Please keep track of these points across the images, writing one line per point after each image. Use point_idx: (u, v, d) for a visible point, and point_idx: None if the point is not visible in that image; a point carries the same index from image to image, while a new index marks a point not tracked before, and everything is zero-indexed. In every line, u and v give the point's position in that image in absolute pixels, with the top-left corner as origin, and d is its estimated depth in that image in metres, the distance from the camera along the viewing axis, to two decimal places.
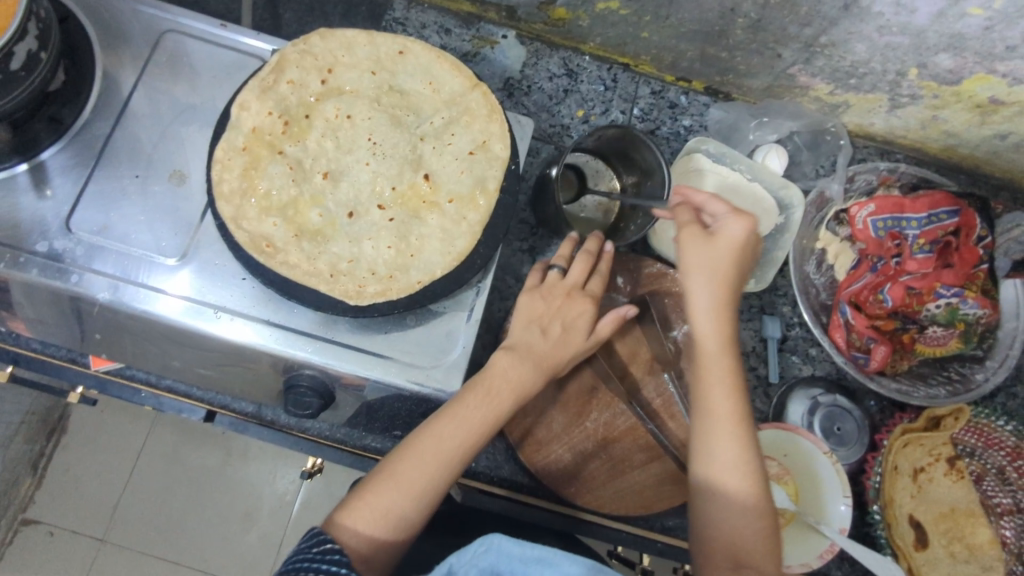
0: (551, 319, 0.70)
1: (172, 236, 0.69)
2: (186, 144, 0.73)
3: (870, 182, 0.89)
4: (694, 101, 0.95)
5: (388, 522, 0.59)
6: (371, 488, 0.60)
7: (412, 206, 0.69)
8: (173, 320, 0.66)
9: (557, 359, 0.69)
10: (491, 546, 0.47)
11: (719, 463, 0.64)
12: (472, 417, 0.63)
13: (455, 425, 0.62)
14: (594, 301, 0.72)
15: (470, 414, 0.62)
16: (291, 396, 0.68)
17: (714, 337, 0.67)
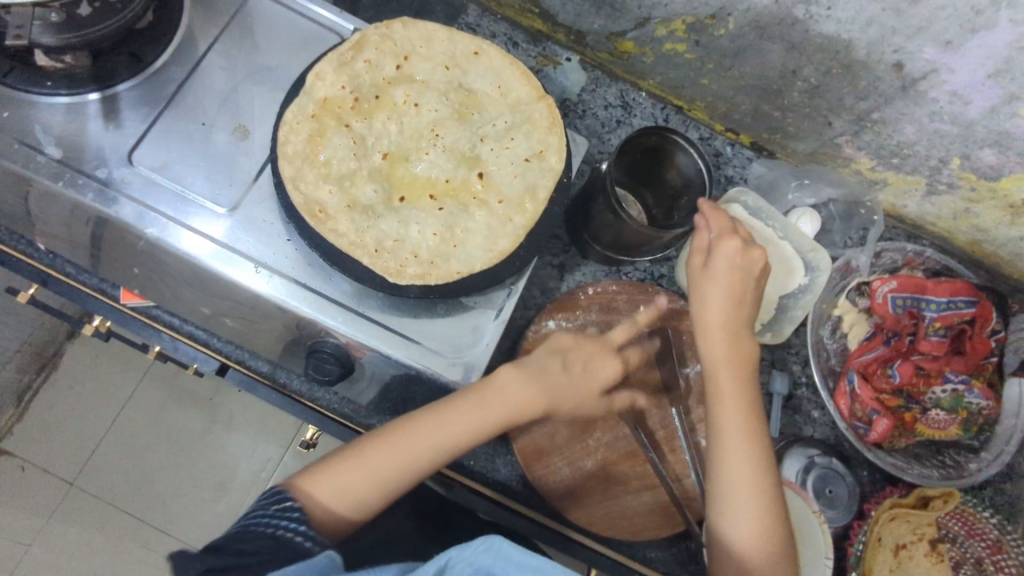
0: (573, 356, 0.73)
1: (226, 186, 0.70)
2: (255, 103, 0.74)
3: (895, 261, 0.91)
4: (739, 153, 0.98)
5: (340, 500, 0.63)
6: (340, 463, 0.64)
7: (461, 201, 0.71)
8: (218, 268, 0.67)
9: (569, 397, 0.72)
10: (492, 547, 0.50)
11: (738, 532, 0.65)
12: (457, 423, 0.66)
13: (437, 425, 0.66)
14: (621, 360, 0.73)
15: (456, 419, 0.66)
16: (313, 360, 0.69)
17: (732, 408, 0.69)
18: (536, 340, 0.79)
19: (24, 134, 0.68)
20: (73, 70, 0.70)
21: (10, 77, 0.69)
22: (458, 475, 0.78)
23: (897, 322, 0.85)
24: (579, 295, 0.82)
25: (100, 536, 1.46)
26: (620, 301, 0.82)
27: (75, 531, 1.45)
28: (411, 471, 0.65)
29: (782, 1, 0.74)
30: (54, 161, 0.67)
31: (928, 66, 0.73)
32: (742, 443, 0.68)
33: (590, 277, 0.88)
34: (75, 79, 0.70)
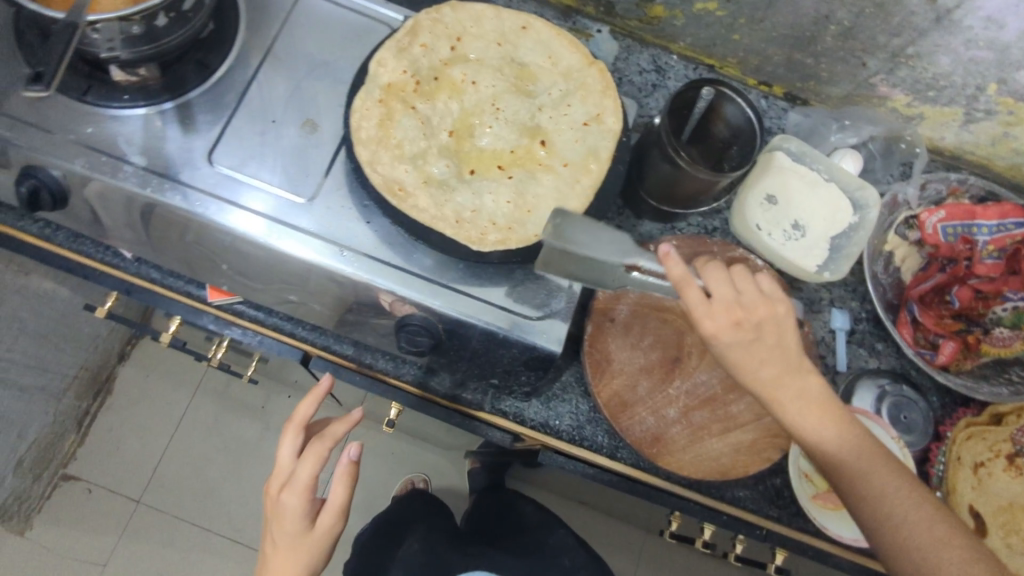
0: (635, 324, 0.81)
1: (303, 178, 0.73)
2: (318, 98, 0.77)
3: (940, 192, 0.94)
4: (774, 105, 1.01)
5: None
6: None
7: (529, 169, 0.74)
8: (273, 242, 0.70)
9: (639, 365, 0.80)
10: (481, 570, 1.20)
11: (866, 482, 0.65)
12: (299, 542, 0.79)
13: (284, 552, 0.79)
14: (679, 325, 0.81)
15: (289, 540, 0.79)
16: (404, 334, 0.72)
17: (779, 389, 0.66)
18: (608, 298, 0.81)
19: (108, 146, 0.71)
20: (146, 83, 0.74)
21: (90, 93, 0.72)
22: (546, 436, 0.81)
23: (947, 246, 0.89)
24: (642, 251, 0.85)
25: (171, 550, 1.52)
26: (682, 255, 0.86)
27: (146, 547, 1.52)
28: (308, 536, 0.79)
29: None
30: (141, 169, 0.71)
31: None
32: (809, 409, 0.66)
33: (647, 236, 0.92)
34: (149, 90, 0.73)
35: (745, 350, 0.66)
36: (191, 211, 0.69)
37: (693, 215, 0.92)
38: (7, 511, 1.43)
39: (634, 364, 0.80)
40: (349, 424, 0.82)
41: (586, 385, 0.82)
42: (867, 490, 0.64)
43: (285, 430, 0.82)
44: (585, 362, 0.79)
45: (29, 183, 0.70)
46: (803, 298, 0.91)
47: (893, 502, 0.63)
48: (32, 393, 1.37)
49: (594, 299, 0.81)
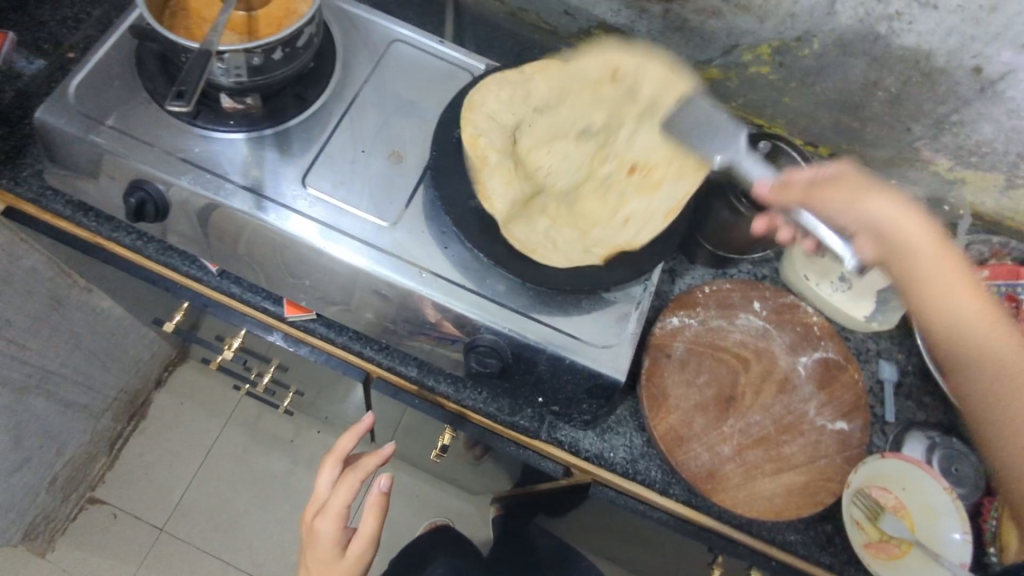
0: (691, 360, 0.84)
1: (386, 204, 0.78)
2: (404, 133, 0.83)
3: (983, 253, 0.98)
4: (818, 163, 1.06)
5: None
6: None
7: (601, 208, 0.79)
8: (320, 243, 0.74)
9: (694, 401, 0.82)
10: None
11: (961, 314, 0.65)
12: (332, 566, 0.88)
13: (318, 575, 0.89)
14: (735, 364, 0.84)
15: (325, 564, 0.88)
16: (474, 355, 0.75)
17: (954, 281, 0.66)
18: (663, 335, 0.84)
19: (211, 165, 0.77)
20: (250, 111, 0.80)
21: (199, 117, 0.78)
22: (599, 469, 0.82)
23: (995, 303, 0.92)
24: (697, 293, 0.88)
25: None
26: (735, 297, 0.89)
27: None
28: (339, 562, 0.88)
29: (866, 19, 0.83)
30: (240, 188, 0.76)
31: (1005, 67, 0.81)
32: (966, 288, 0.65)
33: (700, 280, 0.94)
34: (253, 118, 0.80)
35: (940, 259, 0.66)
36: (278, 225, 0.74)
37: (744, 262, 0.95)
38: (33, 531, 1.43)
39: (691, 400, 0.82)
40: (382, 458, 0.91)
41: (640, 420, 0.84)
42: None
43: (324, 460, 0.93)
44: (642, 396, 0.81)
45: (137, 196, 0.76)
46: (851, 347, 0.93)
47: (1003, 392, 0.63)
48: (76, 411, 1.39)
49: (651, 335, 0.84)
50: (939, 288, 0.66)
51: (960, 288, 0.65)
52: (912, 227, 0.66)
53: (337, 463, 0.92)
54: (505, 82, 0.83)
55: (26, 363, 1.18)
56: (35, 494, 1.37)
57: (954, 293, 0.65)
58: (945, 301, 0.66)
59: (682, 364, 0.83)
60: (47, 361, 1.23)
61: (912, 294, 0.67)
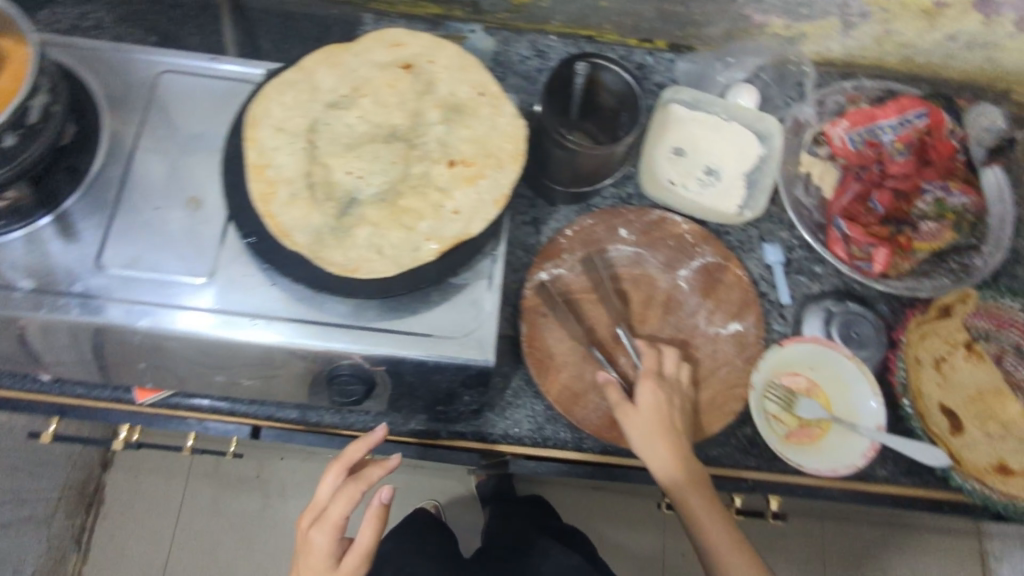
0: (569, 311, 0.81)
1: (198, 257, 0.72)
2: (197, 173, 0.75)
3: (840, 103, 0.93)
4: (660, 59, 0.99)
5: None
6: None
7: (424, 191, 0.72)
8: (167, 327, 0.68)
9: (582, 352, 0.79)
10: None
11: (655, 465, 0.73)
12: None
13: None
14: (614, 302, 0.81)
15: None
16: (336, 386, 0.71)
17: (671, 471, 0.73)
18: (536, 296, 0.81)
19: None
20: (18, 204, 0.71)
21: None
22: (509, 447, 0.80)
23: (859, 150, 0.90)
24: (559, 240, 0.84)
25: None
26: (600, 232, 0.85)
27: None
28: None
29: None
30: (31, 292, 0.68)
31: None
32: (668, 442, 0.73)
33: (565, 221, 0.90)
34: (22, 211, 0.71)
35: (666, 451, 0.73)
36: (84, 319, 0.67)
37: (605, 188, 0.91)
38: None
39: (578, 353, 0.79)
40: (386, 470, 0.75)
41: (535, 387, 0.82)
42: (705, 523, 0.71)
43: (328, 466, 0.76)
44: (528, 364, 0.79)
45: None
46: (732, 242, 0.90)
47: (719, 546, 0.72)
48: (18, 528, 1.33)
49: (522, 300, 0.81)
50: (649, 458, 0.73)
51: (667, 435, 0.73)
52: (651, 439, 0.73)
53: (340, 471, 0.75)
54: (284, 86, 0.75)
55: None
56: None
57: (652, 440, 0.73)
58: (656, 463, 0.73)
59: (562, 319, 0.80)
60: None
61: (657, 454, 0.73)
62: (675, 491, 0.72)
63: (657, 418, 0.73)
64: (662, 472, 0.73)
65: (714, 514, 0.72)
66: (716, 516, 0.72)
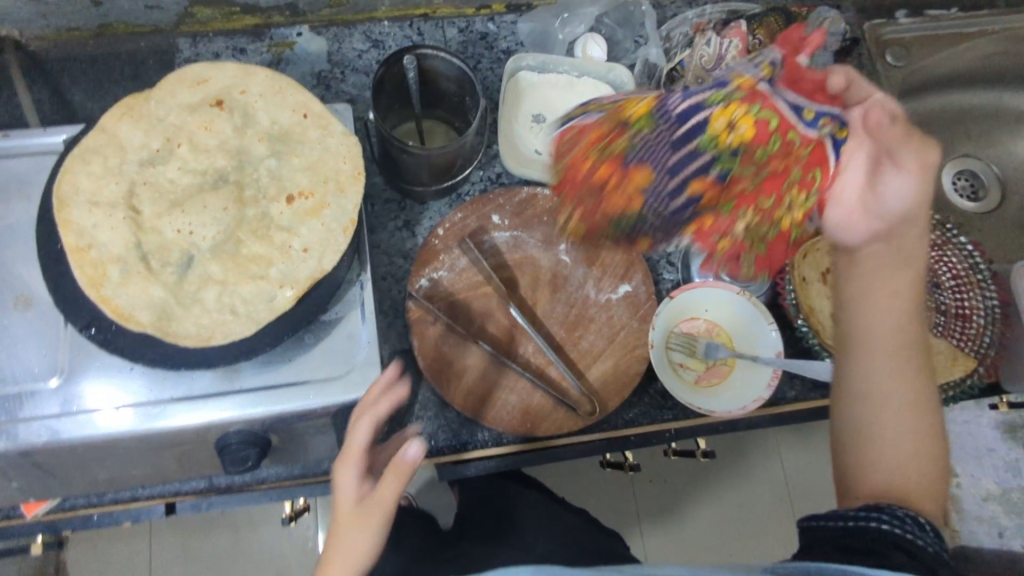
0: (459, 311, 0.79)
1: (43, 359, 0.67)
2: (19, 267, 0.69)
3: (685, 34, 0.91)
4: (502, 23, 0.95)
5: None
6: None
7: (268, 235, 0.68)
8: (31, 441, 0.64)
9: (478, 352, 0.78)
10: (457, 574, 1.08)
11: (877, 233, 0.68)
12: None
13: None
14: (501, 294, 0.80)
15: None
16: (226, 456, 0.68)
17: (882, 252, 0.68)
18: (420, 306, 0.79)
19: None
20: None
21: None
22: (430, 459, 0.80)
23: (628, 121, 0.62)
24: (433, 242, 0.81)
25: None
26: (472, 224, 0.82)
27: None
28: None
29: None
30: None
31: None
32: (888, 242, 0.68)
33: (438, 216, 0.87)
34: None
35: (888, 270, 0.68)
36: None
37: (471, 174, 0.87)
38: None
39: (474, 353, 0.78)
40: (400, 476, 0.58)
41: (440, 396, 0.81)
42: (867, 380, 0.67)
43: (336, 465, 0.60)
44: (427, 376, 0.77)
45: None
46: None
47: (875, 374, 0.67)
48: None
49: (409, 313, 0.79)
50: (864, 272, 0.69)
51: (895, 267, 0.68)
52: (890, 245, 0.68)
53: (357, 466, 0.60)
54: (86, 154, 0.68)
55: None
56: None
57: (880, 243, 0.68)
58: (887, 246, 0.68)
59: (452, 322, 0.78)
60: None
61: (878, 247, 0.68)
62: (867, 300, 0.68)
63: (886, 249, 0.68)
64: (877, 257, 0.68)
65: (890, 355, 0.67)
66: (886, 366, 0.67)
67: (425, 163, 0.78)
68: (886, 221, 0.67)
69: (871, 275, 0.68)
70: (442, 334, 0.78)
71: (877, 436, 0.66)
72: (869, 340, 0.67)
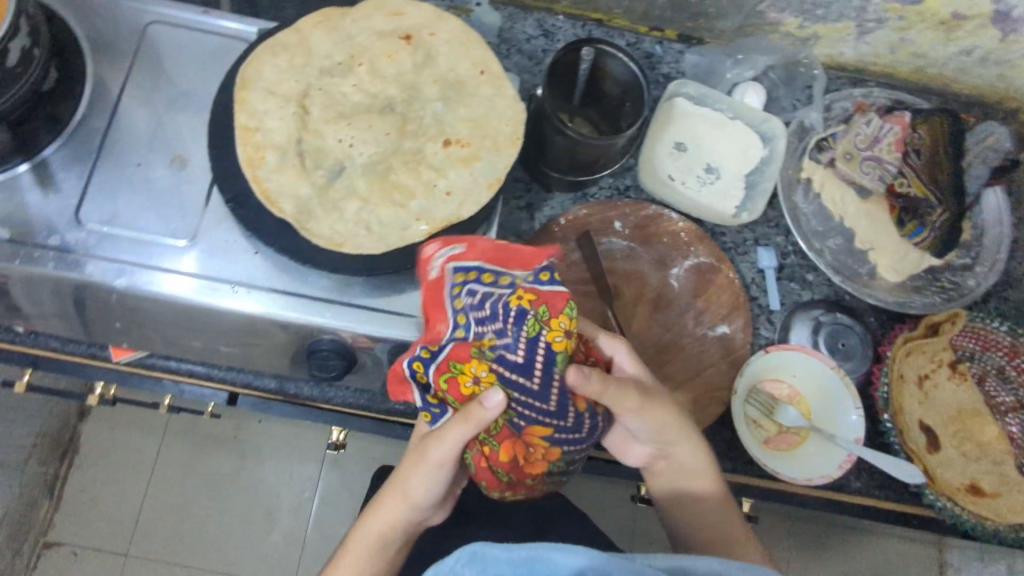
0: None
1: (180, 219, 0.71)
2: (182, 131, 0.74)
3: (846, 109, 0.92)
4: (669, 49, 0.96)
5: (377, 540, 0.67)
6: (381, 500, 0.68)
7: (417, 168, 0.70)
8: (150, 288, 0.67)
9: None
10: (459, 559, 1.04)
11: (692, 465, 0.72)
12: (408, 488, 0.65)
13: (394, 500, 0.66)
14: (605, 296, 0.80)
15: (408, 486, 0.65)
16: (315, 361, 0.71)
17: (690, 476, 0.73)
18: None
19: None
20: None
21: None
22: None
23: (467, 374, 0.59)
24: (553, 227, 0.83)
25: None
26: (594, 224, 0.84)
27: None
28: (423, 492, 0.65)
29: None
30: (6, 241, 0.68)
31: None
32: (685, 474, 0.73)
33: (559, 209, 0.89)
34: None
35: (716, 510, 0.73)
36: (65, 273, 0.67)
37: (603, 178, 0.88)
38: None
39: None
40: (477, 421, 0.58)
41: None
42: (701, 529, 0.72)
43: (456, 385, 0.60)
44: None
45: None
46: (727, 243, 0.89)
47: (699, 522, 0.72)
48: None
49: None
50: (685, 480, 0.73)
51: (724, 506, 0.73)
52: (696, 475, 0.72)
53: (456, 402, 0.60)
54: (277, 47, 0.72)
55: None
56: None
57: (693, 439, 0.71)
58: (700, 479, 0.73)
59: None
60: None
61: (697, 479, 0.73)
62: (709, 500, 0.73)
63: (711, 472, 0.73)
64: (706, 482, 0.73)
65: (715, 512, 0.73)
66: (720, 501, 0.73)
67: (572, 151, 0.80)
68: (684, 428, 0.71)
69: (692, 489, 0.73)
70: None
71: (689, 534, 0.73)
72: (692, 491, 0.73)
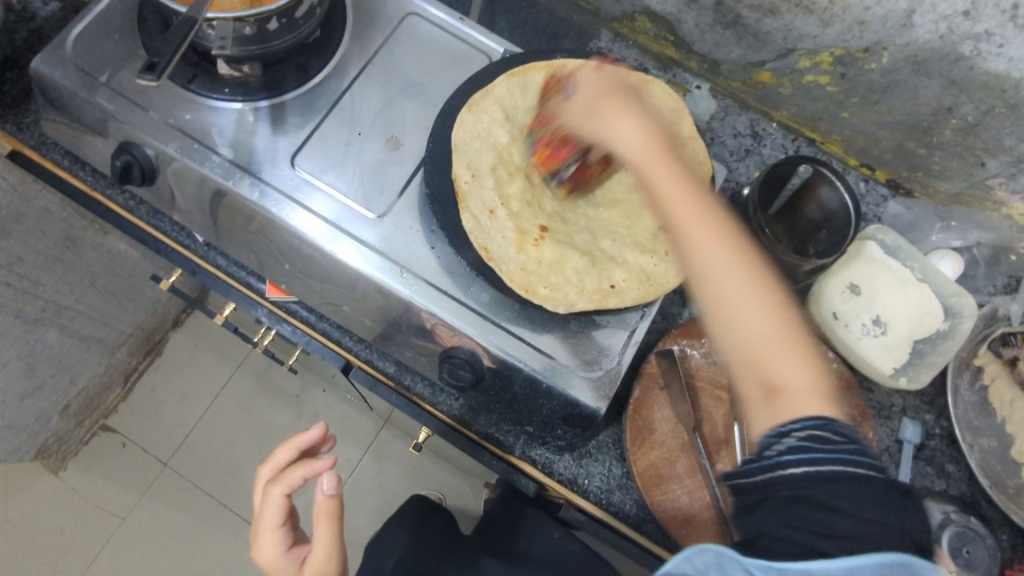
0: (692, 395, 0.78)
1: (377, 194, 0.74)
2: (406, 117, 0.78)
3: None
4: (873, 190, 0.94)
5: None
6: None
7: (621, 245, 0.74)
8: (326, 243, 0.71)
9: (687, 440, 0.77)
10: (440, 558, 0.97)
11: (732, 312, 0.56)
12: None
13: None
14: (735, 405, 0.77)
15: None
16: (447, 366, 0.73)
17: (747, 296, 0.56)
18: (659, 363, 0.80)
19: (201, 135, 0.74)
20: (246, 79, 0.77)
21: (194, 82, 0.76)
22: (572, 493, 0.80)
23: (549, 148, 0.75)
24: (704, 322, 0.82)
25: (186, 518, 1.53)
26: None
27: (162, 510, 1.54)
28: None
29: (948, 36, 0.73)
30: (227, 161, 0.73)
31: None
32: (750, 278, 0.57)
33: None
34: (248, 87, 0.76)
35: (767, 330, 0.55)
36: (261, 206, 0.72)
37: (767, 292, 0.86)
38: (46, 449, 1.48)
39: (681, 436, 0.77)
40: (310, 471, 0.69)
41: (622, 449, 0.81)
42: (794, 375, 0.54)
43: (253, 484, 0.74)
44: (626, 427, 0.78)
45: (124, 158, 0.74)
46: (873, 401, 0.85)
47: (779, 352, 0.55)
48: (91, 342, 1.41)
49: (646, 363, 0.80)
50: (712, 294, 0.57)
51: (800, 354, 0.55)
52: (728, 296, 0.56)
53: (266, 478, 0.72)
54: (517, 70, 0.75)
55: (39, 296, 1.20)
56: (46, 418, 1.41)
57: (748, 293, 0.56)
58: (753, 321, 0.56)
59: (682, 399, 0.77)
60: (61, 296, 1.25)
61: (725, 306, 0.57)
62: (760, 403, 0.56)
63: (759, 296, 0.56)
64: (734, 348, 0.56)
65: (721, 238, 0.58)
66: (768, 303, 0.56)
67: None
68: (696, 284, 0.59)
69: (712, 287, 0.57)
70: (660, 402, 0.78)
71: (804, 405, 0.54)
72: (756, 330, 0.56)
